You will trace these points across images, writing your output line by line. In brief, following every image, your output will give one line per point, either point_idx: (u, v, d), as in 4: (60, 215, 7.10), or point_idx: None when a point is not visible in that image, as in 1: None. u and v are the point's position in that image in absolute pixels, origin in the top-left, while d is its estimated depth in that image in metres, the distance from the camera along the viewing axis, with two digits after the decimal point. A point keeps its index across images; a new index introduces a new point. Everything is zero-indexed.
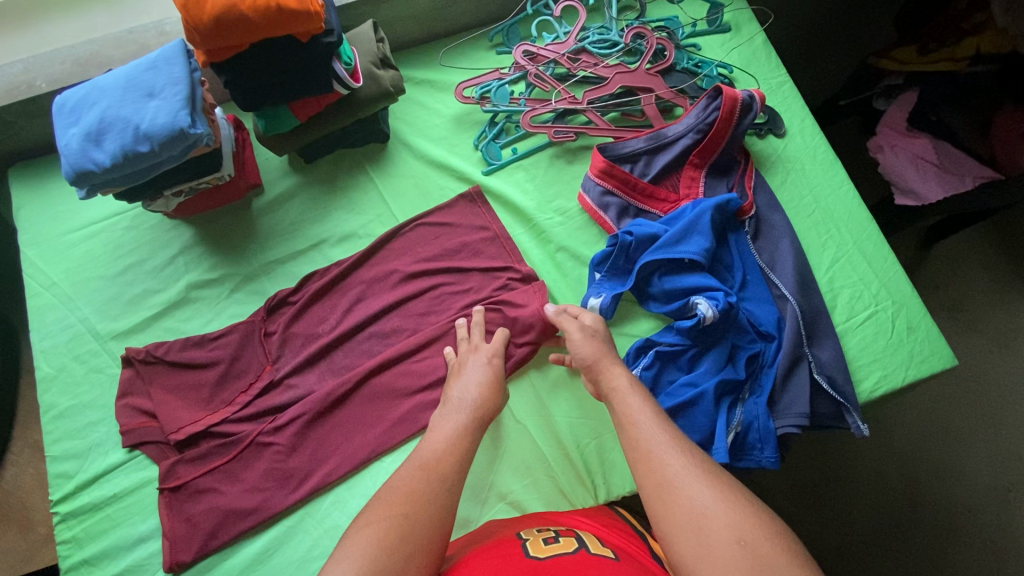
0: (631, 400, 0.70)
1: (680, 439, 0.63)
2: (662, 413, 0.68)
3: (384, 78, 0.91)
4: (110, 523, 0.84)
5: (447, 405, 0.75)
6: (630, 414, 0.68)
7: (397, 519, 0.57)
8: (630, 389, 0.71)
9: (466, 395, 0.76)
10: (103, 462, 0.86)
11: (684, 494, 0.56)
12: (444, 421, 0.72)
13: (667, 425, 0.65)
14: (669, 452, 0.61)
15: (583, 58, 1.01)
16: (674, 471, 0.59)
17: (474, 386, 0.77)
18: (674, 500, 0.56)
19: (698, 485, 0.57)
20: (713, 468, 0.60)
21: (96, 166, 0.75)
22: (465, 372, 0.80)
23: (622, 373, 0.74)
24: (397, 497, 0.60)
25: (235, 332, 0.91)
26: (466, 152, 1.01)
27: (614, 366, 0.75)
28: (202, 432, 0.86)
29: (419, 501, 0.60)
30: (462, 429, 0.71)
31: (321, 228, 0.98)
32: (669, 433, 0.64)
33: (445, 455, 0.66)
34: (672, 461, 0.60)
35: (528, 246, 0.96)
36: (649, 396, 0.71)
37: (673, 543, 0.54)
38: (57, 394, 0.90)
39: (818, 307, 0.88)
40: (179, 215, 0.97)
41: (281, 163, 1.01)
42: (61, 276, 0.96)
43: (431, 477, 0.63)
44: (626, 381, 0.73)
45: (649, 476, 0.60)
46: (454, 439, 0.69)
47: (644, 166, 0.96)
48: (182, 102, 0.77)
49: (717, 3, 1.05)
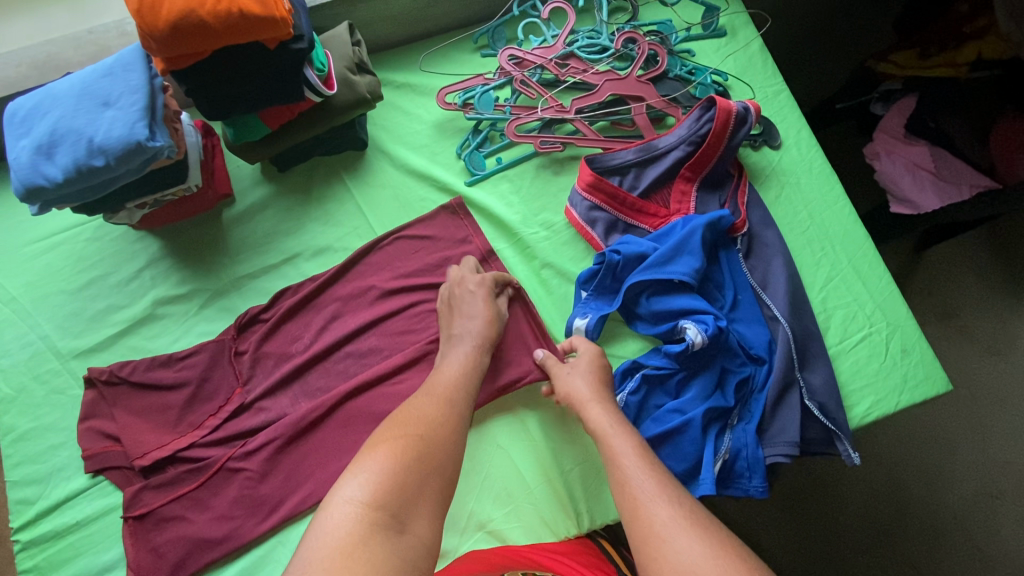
0: (617, 441, 0.68)
1: (665, 485, 0.61)
2: (651, 455, 0.67)
3: (359, 84, 0.87)
4: (73, 551, 0.80)
5: (452, 342, 0.78)
6: (616, 456, 0.66)
7: (412, 438, 0.60)
8: (615, 428, 0.70)
9: (472, 329, 0.79)
10: (65, 488, 0.83)
11: (671, 547, 0.53)
12: (451, 357, 0.76)
13: (654, 468, 0.64)
14: (655, 501, 0.59)
15: (572, 64, 0.96)
16: (660, 522, 0.56)
17: (478, 314, 0.80)
18: (658, 556, 0.53)
19: (686, 536, 0.53)
20: (704, 517, 0.56)
21: (47, 181, 0.70)
22: (464, 306, 0.81)
23: (607, 413, 0.72)
24: (407, 419, 0.63)
25: (205, 350, 0.86)
26: (448, 161, 0.97)
27: (598, 405, 0.73)
28: (170, 457, 0.82)
29: (431, 426, 0.62)
30: (468, 360, 0.75)
31: (295, 241, 0.93)
32: (655, 478, 0.62)
33: (457, 384, 0.71)
34: (658, 511, 0.57)
35: (513, 261, 0.92)
36: (635, 437, 0.69)
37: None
38: (16, 416, 0.86)
39: (812, 329, 0.85)
40: (144, 226, 0.92)
41: (253, 171, 0.96)
42: (21, 290, 0.91)
43: (443, 403, 0.67)
44: (612, 422, 0.71)
45: (636, 527, 0.57)
46: (466, 371, 0.74)
47: (633, 179, 0.92)
48: (140, 113, 0.72)
49: (713, 6, 1.00)
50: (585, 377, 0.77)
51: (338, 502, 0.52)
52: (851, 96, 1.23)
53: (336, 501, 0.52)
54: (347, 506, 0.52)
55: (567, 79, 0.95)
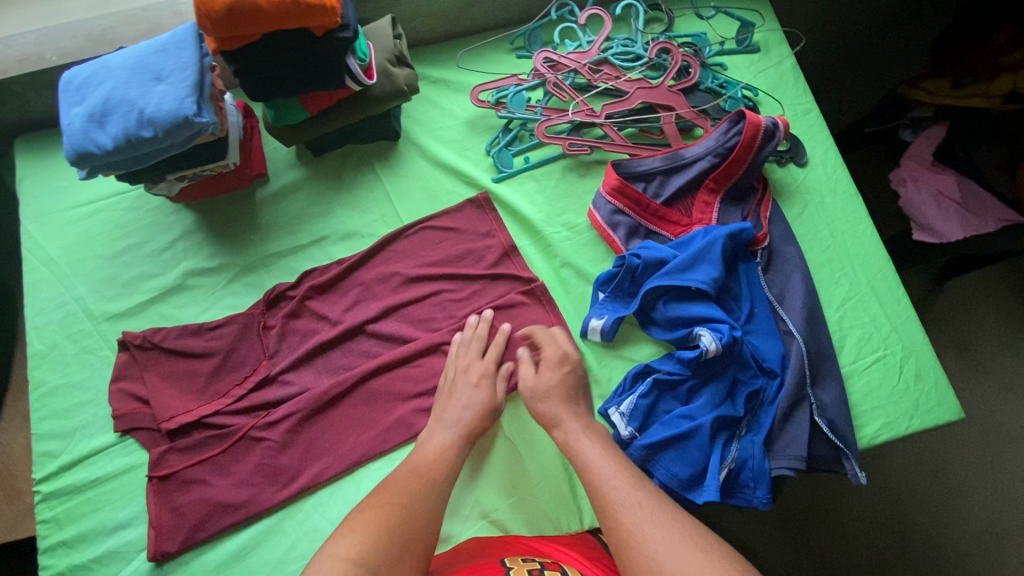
0: (585, 448, 0.71)
1: (635, 488, 0.65)
2: (619, 458, 0.70)
3: (398, 76, 0.89)
4: (92, 506, 0.84)
5: (438, 423, 0.79)
6: (586, 465, 0.70)
7: (392, 506, 0.63)
8: (581, 437, 0.73)
9: (459, 416, 0.78)
10: (89, 444, 0.86)
11: (642, 550, 0.58)
12: (434, 439, 0.77)
13: (624, 472, 0.67)
14: (626, 507, 0.62)
15: (605, 70, 0.97)
16: (631, 527, 0.60)
17: (469, 405, 0.79)
18: (633, 558, 0.58)
19: (654, 538, 0.58)
20: (671, 518, 0.61)
21: (97, 148, 0.74)
22: (457, 394, 0.81)
23: (571, 430, 0.75)
24: (390, 490, 0.67)
25: (234, 323, 0.89)
26: (477, 157, 0.99)
27: (560, 426, 0.76)
28: (194, 422, 0.86)
29: (412, 496, 0.66)
30: (449, 446, 0.75)
31: (324, 224, 0.96)
32: (622, 483, 0.65)
33: (438, 471, 0.72)
34: (627, 517, 0.61)
35: (534, 258, 0.94)
36: (604, 443, 0.73)
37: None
38: (47, 372, 0.89)
39: (824, 347, 0.86)
40: (182, 200, 0.95)
41: (289, 154, 0.99)
42: (60, 252, 0.94)
43: (424, 479, 0.70)
44: (579, 433, 0.74)
45: (611, 527, 0.62)
46: (444, 458, 0.74)
47: (658, 186, 0.93)
48: (189, 90, 0.75)
49: (748, 22, 1.00)
50: (550, 401, 0.78)
51: (326, 557, 0.55)
52: (879, 121, 1.24)
53: (323, 559, 0.56)
54: (333, 563, 0.55)
55: (599, 84, 0.97)
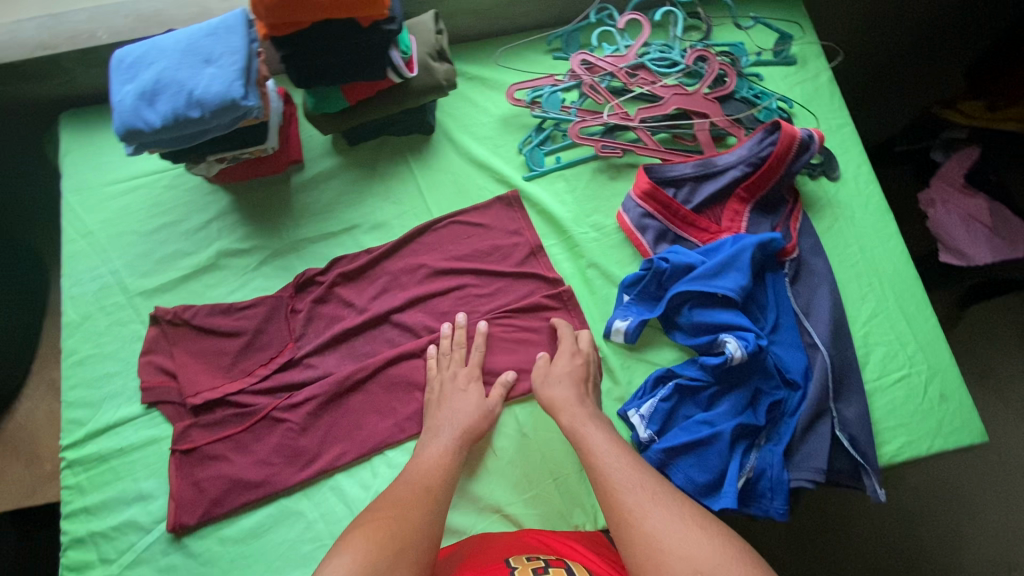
0: (588, 432, 0.75)
1: (636, 471, 0.68)
2: (620, 444, 0.73)
3: (438, 71, 0.90)
4: (115, 475, 0.86)
5: (432, 432, 0.79)
6: (588, 449, 0.73)
7: (386, 520, 0.62)
8: (585, 421, 0.76)
9: (452, 421, 0.80)
10: (116, 414, 0.88)
11: (640, 525, 0.60)
12: (429, 447, 0.77)
13: (626, 456, 0.70)
14: (626, 488, 0.65)
15: (641, 75, 0.98)
16: (631, 506, 0.63)
17: (462, 411, 0.80)
18: (632, 534, 0.60)
19: (654, 515, 0.61)
20: (669, 498, 0.64)
21: (146, 126, 0.76)
22: (449, 401, 0.82)
23: (577, 416, 0.77)
24: (383, 505, 0.65)
25: (263, 304, 0.91)
26: (509, 154, 1.00)
27: (567, 412, 0.78)
28: (219, 399, 0.87)
29: (406, 507, 0.65)
30: (446, 451, 0.76)
31: (355, 213, 0.97)
32: (623, 467, 0.69)
33: (436, 474, 0.72)
34: (628, 498, 0.64)
35: (560, 258, 0.94)
36: (607, 430, 0.75)
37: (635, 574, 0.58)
38: (80, 341, 0.91)
39: (849, 362, 0.85)
40: (219, 181, 0.97)
41: (325, 142, 1.01)
42: (98, 225, 0.97)
43: (418, 489, 0.69)
44: (584, 418, 0.77)
45: (611, 506, 0.65)
46: (443, 461, 0.74)
47: (688, 193, 0.94)
48: (237, 73, 0.77)
49: (787, 34, 1.01)
50: (562, 384, 0.80)
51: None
52: (909, 140, 1.24)
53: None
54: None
55: (635, 88, 0.97)
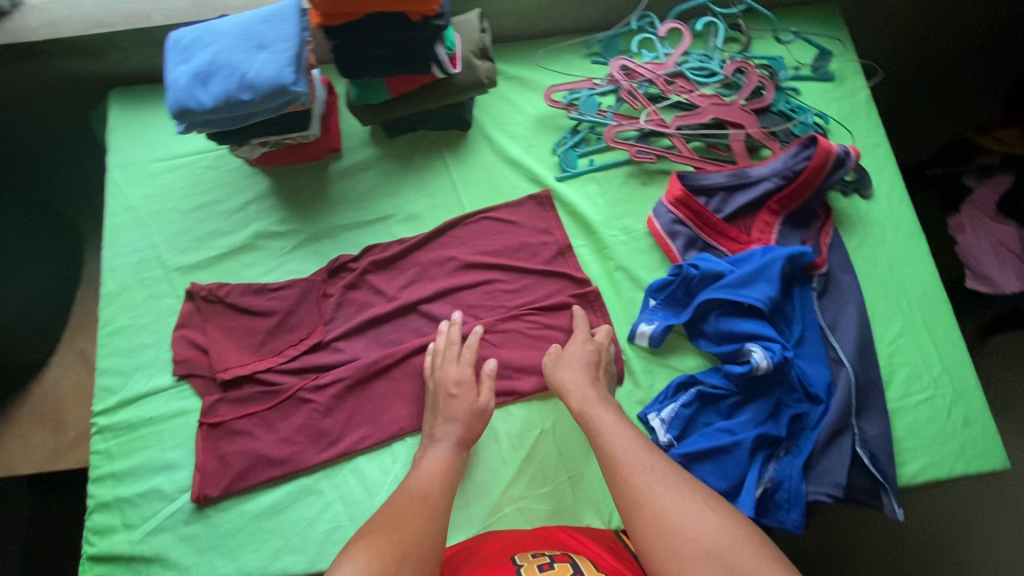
0: (599, 415, 0.76)
1: (647, 452, 0.69)
2: (629, 426, 0.74)
3: (480, 68, 0.92)
4: (143, 443, 0.88)
5: (430, 440, 0.80)
6: (599, 429, 0.74)
7: (384, 530, 0.60)
8: (596, 404, 0.77)
9: (449, 429, 0.79)
10: (147, 384, 0.90)
11: (652, 506, 0.62)
12: (429, 456, 0.77)
13: (635, 437, 0.72)
14: (636, 470, 0.66)
15: (679, 83, 0.99)
16: (641, 486, 0.64)
17: (456, 416, 0.80)
18: (642, 514, 0.62)
19: (665, 496, 0.62)
20: (678, 479, 0.65)
21: (198, 106, 0.78)
22: (444, 407, 0.81)
23: (587, 399, 0.78)
24: (380, 518, 0.63)
25: (296, 286, 0.93)
26: (543, 154, 1.01)
27: (578, 395, 0.79)
28: (247, 376, 0.89)
29: (404, 517, 0.63)
30: (446, 459, 0.76)
31: (389, 203, 0.99)
32: (634, 448, 0.70)
33: (435, 483, 0.71)
34: (639, 479, 0.65)
35: (588, 259, 0.95)
36: (617, 412, 0.77)
37: (645, 552, 0.59)
38: (117, 312, 0.94)
39: (874, 380, 0.85)
40: (260, 164, 1.00)
41: (363, 133, 1.03)
42: (141, 201, 0.99)
43: (417, 501, 0.67)
44: (595, 401, 0.78)
45: (620, 486, 0.66)
46: (444, 470, 0.74)
47: (720, 202, 0.94)
48: (289, 60, 0.79)
49: (827, 51, 1.01)
50: (574, 368, 0.82)
51: None
52: (941, 165, 1.23)
53: None
54: None
55: (672, 96, 0.98)
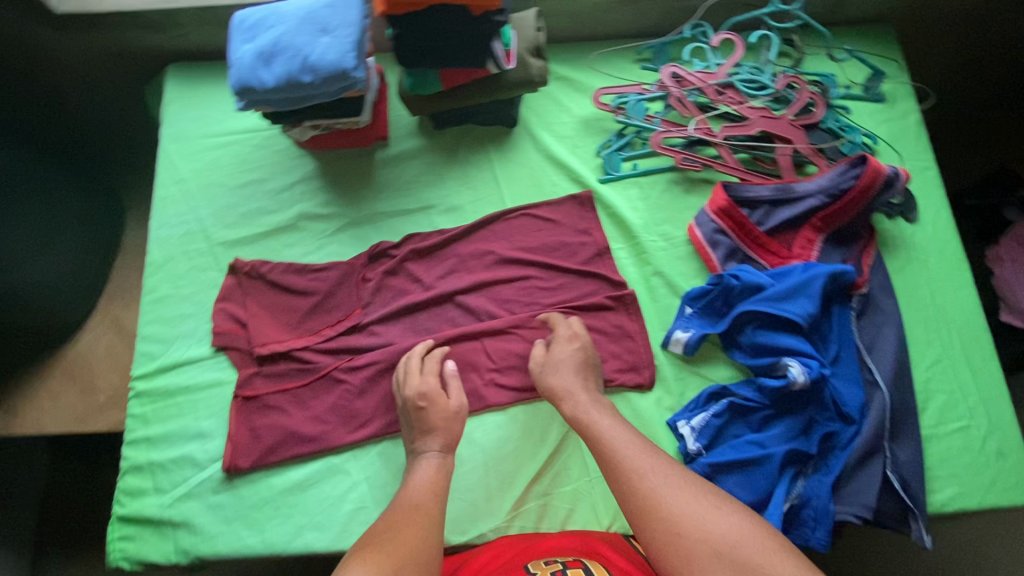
0: (599, 417, 0.75)
1: (651, 453, 0.69)
2: (629, 427, 0.74)
3: (533, 66, 0.92)
4: (178, 410, 0.90)
5: (416, 454, 0.78)
6: (601, 430, 0.73)
7: (383, 547, 0.59)
8: (594, 408, 0.77)
9: (433, 440, 0.78)
10: (186, 353, 0.92)
11: (663, 507, 0.62)
12: (419, 468, 0.75)
13: (637, 438, 0.72)
14: (643, 471, 0.66)
15: (729, 94, 0.99)
16: (650, 488, 0.65)
17: (436, 425, 0.79)
18: (653, 516, 0.62)
19: (675, 498, 0.63)
20: (686, 479, 0.66)
21: (260, 85, 0.80)
22: (421, 421, 0.80)
23: (583, 403, 0.78)
24: (378, 535, 0.62)
25: (337, 269, 0.95)
26: (587, 155, 1.02)
27: (571, 400, 0.79)
28: (284, 353, 0.91)
29: (402, 534, 0.62)
30: (439, 467, 0.75)
31: (432, 193, 1.00)
32: (637, 450, 0.70)
33: (430, 492, 0.71)
34: (648, 480, 0.65)
35: (626, 262, 0.96)
36: (615, 415, 0.76)
37: (656, 553, 0.60)
38: (161, 280, 0.96)
39: (910, 405, 0.84)
40: (308, 147, 1.02)
41: (411, 123, 1.04)
42: (190, 174, 1.02)
43: (416, 514, 0.66)
44: (592, 405, 0.78)
45: (627, 487, 0.66)
46: (435, 480, 0.73)
47: (762, 215, 0.93)
48: (351, 45, 0.80)
49: (880, 72, 1.00)
50: (566, 372, 0.82)
51: None
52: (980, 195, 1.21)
53: None
54: None
55: (721, 106, 0.98)
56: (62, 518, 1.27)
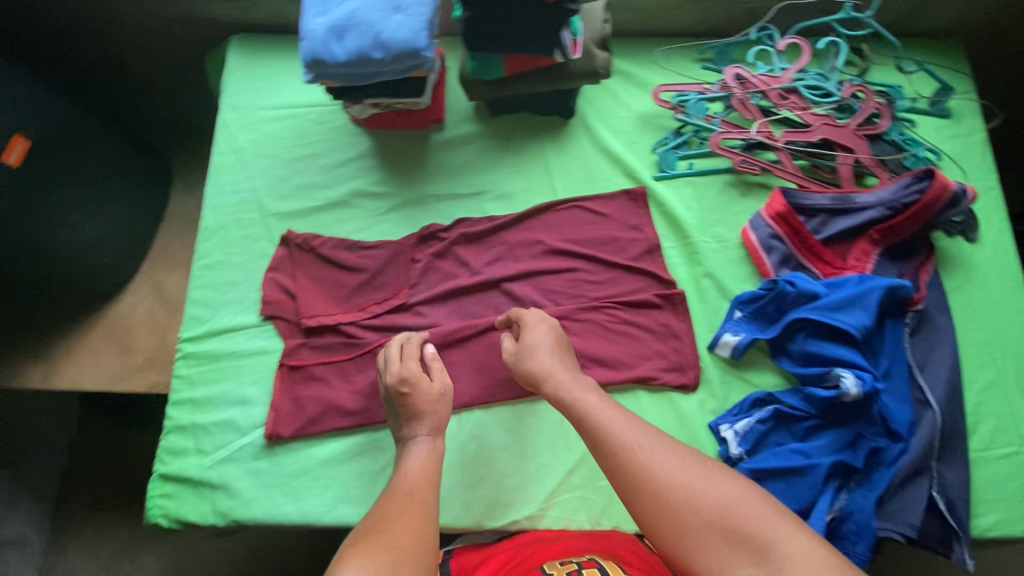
0: (580, 393, 0.71)
1: (635, 425, 0.66)
2: (612, 401, 0.70)
3: (598, 57, 0.92)
4: (223, 375, 0.91)
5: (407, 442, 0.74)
6: (584, 407, 0.69)
7: (375, 535, 0.56)
8: (574, 385, 0.72)
9: (422, 424, 0.75)
10: (234, 320, 0.93)
11: (655, 481, 0.59)
12: (413, 454, 0.72)
13: (621, 411, 0.68)
14: (629, 445, 0.63)
15: (792, 99, 0.98)
16: (639, 462, 0.61)
17: (423, 409, 0.76)
18: (645, 491, 0.59)
19: (665, 468, 0.60)
20: (675, 446, 0.63)
21: (332, 58, 0.81)
22: (409, 408, 0.76)
23: (563, 381, 0.73)
24: (372, 522, 0.59)
25: (387, 247, 0.96)
26: (642, 152, 1.01)
27: (552, 379, 0.74)
28: (331, 326, 0.92)
29: (395, 522, 0.59)
30: (432, 453, 0.72)
31: (484, 179, 1.01)
32: (621, 424, 0.66)
33: (424, 479, 0.67)
34: (638, 453, 0.62)
35: (676, 261, 0.95)
36: (597, 391, 0.72)
37: (652, 526, 0.58)
38: (213, 246, 0.97)
39: (960, 427, 0.83)
40: (365, 125, 1.02)
41: (467, 108, 1.04)
42: (247, 144, 1.03)
43: (409, 501, 0.63)
44: (573, 382, 0.73)
45: (615, 465, 0.63)
46: (428, 466, 0.70)
47: (820, 224, 0.92)
48: (423, 24, 0.81)
49: (949, 86, 0.99)
50: (546, 352, 0.77)
51: None
52: None
53: None
54: None
55: (784, 111, 0.97)
56: (84, 478, 1.27)
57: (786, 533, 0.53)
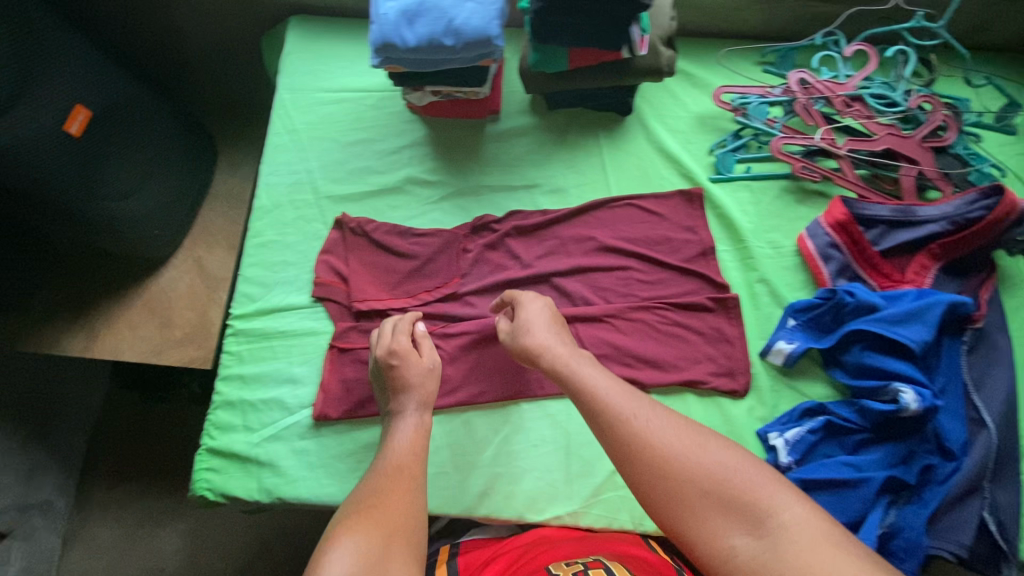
0: (578, 367, 0.69)
1: (630, 398, 0.64)
2: (609, 374, 0.69)
3: (664, 55, 0.92)
4: (273, 354, 0.92)
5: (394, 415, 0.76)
6: (580, 380, 0.68)
7: (364, 513, 0.59)
8: (570, 359, 0.71)
9: (410, 398, 0.76)
10: (284, 299, 0.94)
11: (651, 453, 0.58)
12: (401, 429, 0.74)
13: (618, 384, 0.66)
14: (626, 418, 0.62)
15: (856, 107, 0.97)
16: (634, 435, 0.60)
17: (412, 384, 0.77)
18: (642, 463, 0.58)
19: (662, 439, 0.59)
20: (671, 417, 0.62)
21: (402, 43, 0.80)
22: (397, 381, 0.78)
23: (559, 355, 0.72)
24: (363, 499, 0.62)
25: (439, 236, 0.96)
26: (699, 153, 1.00)
27: (548, 352, 0.73)
28: (381, 312, 0.92)
29: (384, 501, 0.61)
30: (420, 429, 0.74)
31: (538, 172, 1.00)
32: (617, 397, 0.64)
33: (414, 455, 0.69)
34: (635, 425, 0.61)
35: (730, 265, 0.94)
36: (593, 364, 0.70)
37: (648, 496, 0.58)
38: (267, 226, 0.98)
39: (1016, 449, 0.81)
40: (421, 112, 1.02)
41: (523, 100, 1.04)
42: (303, 126, 1.03)
43: (400, 476, 0.65)
44: (571, 356, 0.71)
45: (611, 439, 0.62)
46: (417, 441, 0.71)
47: (878, 235, 0.91)
48: (495, 14, 0.81)
49: (1017, 103, 0.97)
50: (542, 326, 0.76)
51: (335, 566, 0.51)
52: None
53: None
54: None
55: (847, 119, 0.96)
56: (116, 449, 1.28)
57: (780, 507, 0.53)
